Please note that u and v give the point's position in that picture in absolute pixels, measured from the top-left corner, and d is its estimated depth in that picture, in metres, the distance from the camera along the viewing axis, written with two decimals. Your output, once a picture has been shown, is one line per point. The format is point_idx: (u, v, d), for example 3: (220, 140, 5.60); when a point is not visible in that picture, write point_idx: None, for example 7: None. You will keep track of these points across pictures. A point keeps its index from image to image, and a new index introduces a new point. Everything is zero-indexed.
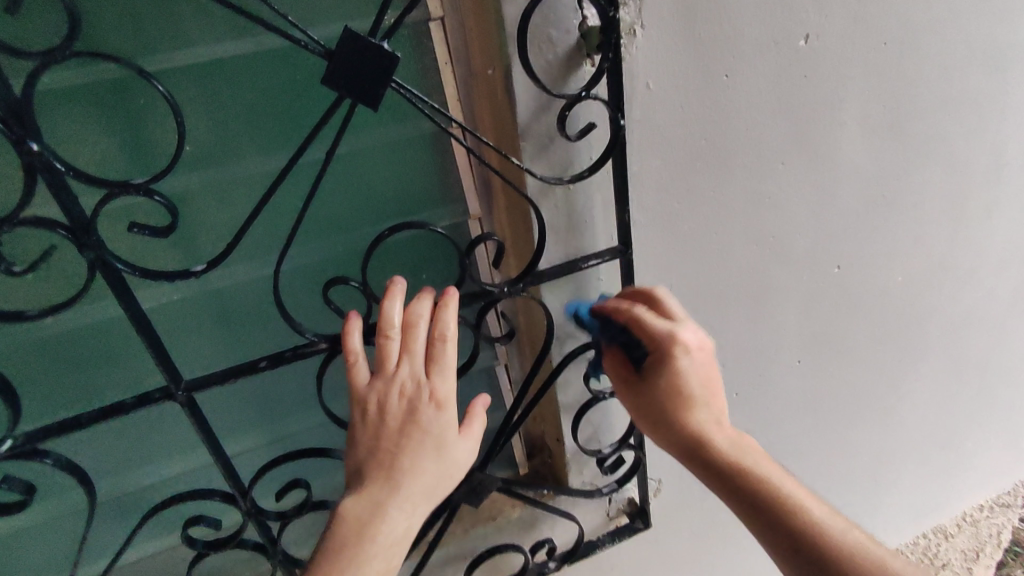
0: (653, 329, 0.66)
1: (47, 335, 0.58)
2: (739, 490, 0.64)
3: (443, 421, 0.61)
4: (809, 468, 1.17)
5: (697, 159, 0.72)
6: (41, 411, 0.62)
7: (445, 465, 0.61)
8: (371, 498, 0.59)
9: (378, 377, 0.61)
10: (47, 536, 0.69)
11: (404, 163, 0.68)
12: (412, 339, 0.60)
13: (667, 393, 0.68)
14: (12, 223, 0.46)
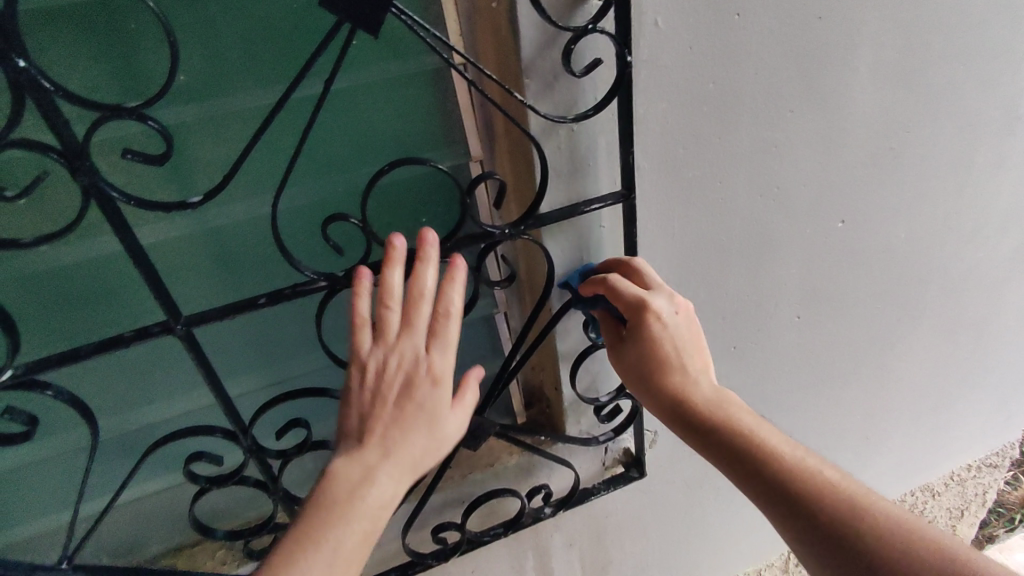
0: (628, 297, 0.68)
1: (43, 269, 0.57)
2: (721, 446, 0.65)
3: (438, 395, 0.59)
4: (805, 425, 1.18)
5: (704, 104, 0.70)
6: (40, 344, 0.62)
7: (437, 440, 0.60)
8: (360, 464, 0.57)
9: (378, 347, 0.59)
10: (50, 473, 0.69)
11: (405, 101, 0.66)
12: (415, 312, 0.58)
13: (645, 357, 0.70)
14: (2, 145, 0.45)
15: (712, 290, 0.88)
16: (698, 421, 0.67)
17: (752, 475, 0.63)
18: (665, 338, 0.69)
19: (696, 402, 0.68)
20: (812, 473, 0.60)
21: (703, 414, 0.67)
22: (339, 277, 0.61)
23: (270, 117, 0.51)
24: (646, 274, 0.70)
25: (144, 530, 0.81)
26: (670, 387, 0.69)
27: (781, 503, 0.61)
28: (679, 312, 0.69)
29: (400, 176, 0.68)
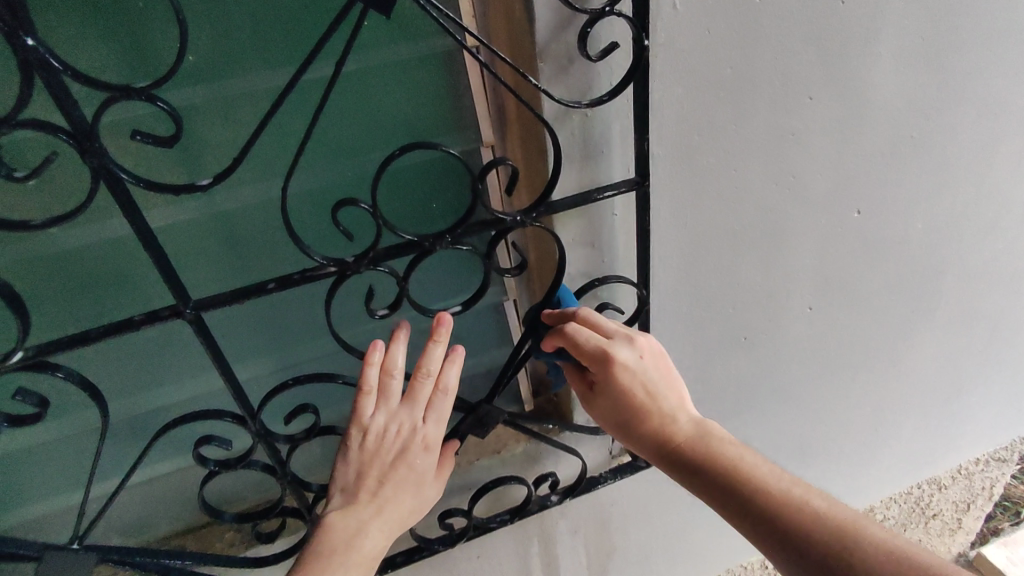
0: (587, 352, 0.69)
1: (55, 250, 0.57)
2: (708, 479, 0.68)
3: (427, 463, 0.69)
4: (813, 417, 1.17)
5: (721, 90, 0.69)
6: (51, 325, 0.62)
7: (418, 506, 0.70)
8: (357, 516, 0.66)
9: (379, 411, 0.66)
10: (60, 454, 0.70)
11: (415, 84, 0.65)
12: (416, 384, 0.66)
13: (625, 402, 0.73)
14: (11, 125, 0.44)
15: (724, 280, 0.87)
16: (682, 458, 0.71)
17: (740, 508, 0.65)
18: (634, 385, 0.72)
19: (678, 440, 0.71)
20: (793, 503, 0.62)
21: (686, 451, 0.70)
22: (348, 262, 0.60)
23: (280, 100, 0.50)
24: (603, 321, 0.71)
25: (154, 511, 0.82)
26: (650, 430, 0.73)
27: (769, 532, 0.63)
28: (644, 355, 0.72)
29: (409, 161, 0.67)
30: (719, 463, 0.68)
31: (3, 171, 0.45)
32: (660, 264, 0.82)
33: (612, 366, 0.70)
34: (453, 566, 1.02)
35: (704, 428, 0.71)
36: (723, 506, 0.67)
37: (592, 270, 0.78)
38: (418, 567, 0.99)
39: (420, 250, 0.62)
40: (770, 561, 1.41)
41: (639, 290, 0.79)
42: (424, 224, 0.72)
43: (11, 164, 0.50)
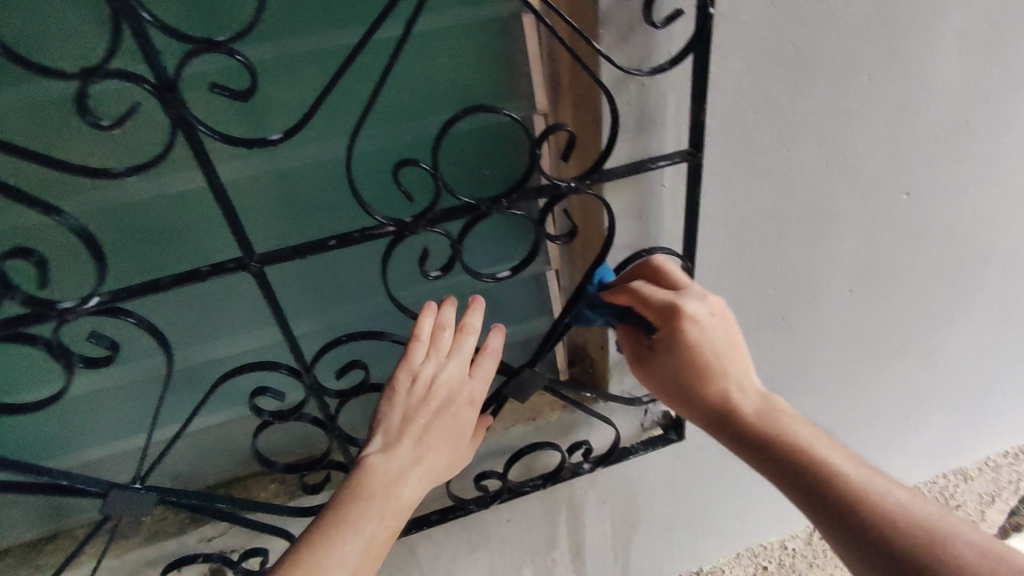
0: (658, 302, 0.70)
1: (133, 201, 0.60)
2: (779, 458, 0.67)
3: (469, 418, 0.71)
4: (843, 400, 1.17)
5: (780, 64, 0.68)
6: (122, 274, 0.65)
7: (453, 461, 0.71)
8: (397, 461, 0.65)
9: (431, 360, 0.68)
10: (123, 399, 0.73)
11: (476, 49, 0.66)
12: (465, 340, 0.69)
13: (685, 366, 0.72)
14: (99, 75, 0.45)
15: (767, 258, 0.87)
16: (744, 427, 0.70)
17: (806, 486, 0.64)
18: (704, 346, 0.70)
19: (744, 410, 0.71)
20: (857, 480, 0.63)
21: (752, 419, 0.70)
22: (407, 223, 0.61)
23: (351, 58, 0.51)
24: (679, 276, 0.72)
25: (205, 459, 0.85)
26: (715, 396, 0.72)
27: (829, 510, 0.63)
28: (717, 315, 0.70)
29: (466, 127, 0.68)
30: (786, 435, 0.68)
31: (91, 120, 0.47)
32: (705, 240, 0.82)
33: (684, 322, 0.69)
34: (484, 527, 1.05)
35: (772, 403, 0.71)
36: (789, 483, 0.66)
37: (637, 243, 0.79)
38: (450, 527, 1.02)
39: (476, 213, 0.63)
40: (791, 543, 1.42)
41: (684, 264, 0.79)
42: (476, 189, 0.74)
43: (99, 114, 0.54)
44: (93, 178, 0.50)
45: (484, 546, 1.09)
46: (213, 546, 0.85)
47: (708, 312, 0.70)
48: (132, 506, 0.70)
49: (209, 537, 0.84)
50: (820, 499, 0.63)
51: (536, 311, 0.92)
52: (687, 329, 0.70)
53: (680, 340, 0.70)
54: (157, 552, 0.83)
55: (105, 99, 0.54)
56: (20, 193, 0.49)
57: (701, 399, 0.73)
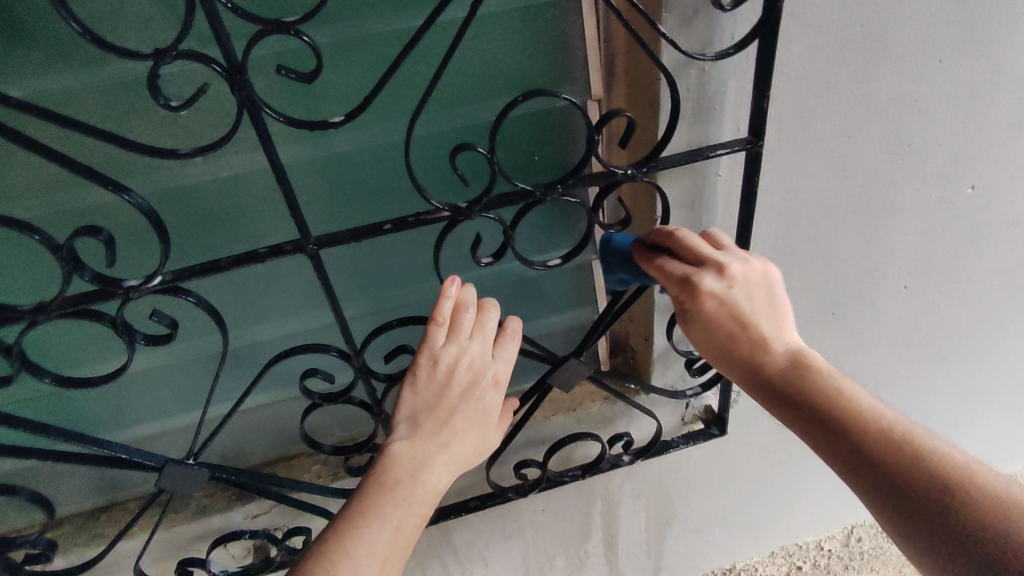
0: (673, 274, 0.64)
1: (201, 181, 0.63)
2: (818, 421, 0.56)
3: (495, 401, 0.67)
4: (891, 401, 1.13)
5: (847, 49, 0.66)
6: (187, 252, 0.68)
7: (482, 446, 0.67)
8: (424, 447, 0.62)
9: (452, 343, 0.64)
10: (179, 376, 0.75)
11: (534, 33, 0.65)
12: (487, 321, 0.66)
13: (710, 334, 0.64)
14: (171, 56, 0.46)
15: (820, 251, 0.85)
16: (776, 388, 0.59)
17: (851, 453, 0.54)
18: (726, 307, 0.63)
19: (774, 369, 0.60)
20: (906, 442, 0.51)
21: (784, 383, 0.59)
22: (462, 208, 0.61)
23: (416, 39, 0.51)
24: (694, 241, 0.65)
25: (252, 439, 0.87)
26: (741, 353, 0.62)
27: (881, 482, 0.51)
28: (737, 279, 0.63)
29: (520, 113, 0.68)
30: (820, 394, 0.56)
31: (162, 100, 0.48)
32: (758, 232, 0.80)
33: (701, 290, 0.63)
34: (520, 516, 1.05)
35: (808, 360, 0.60)
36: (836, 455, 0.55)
37: (688, 234, 0.77)
38: (487, 514, 1.02)
39: (532, 199, 0.63)
40: (827, 544, 1.39)
41: (736, 255, 0.77)
42: (528, 177, 0.73)
43: (167, 96, 0.56)
44: (161, 158, 0.51)
45: (518, 534, 1.09)
46: (257, 523, 0.87)
47: (728, 280, 0.63)
48: (184, 481, 0.72)
49: (254, 515, 0.86)
50: (870, 469, 0.52)
51: (581, 300, 0.91)
52: (705, 295, 0.63)
53: (697, 307, 0.64)
54: (205, 527, 0.85)
55: (173, 81, 0.55)
56: (93, 171, 0.50)
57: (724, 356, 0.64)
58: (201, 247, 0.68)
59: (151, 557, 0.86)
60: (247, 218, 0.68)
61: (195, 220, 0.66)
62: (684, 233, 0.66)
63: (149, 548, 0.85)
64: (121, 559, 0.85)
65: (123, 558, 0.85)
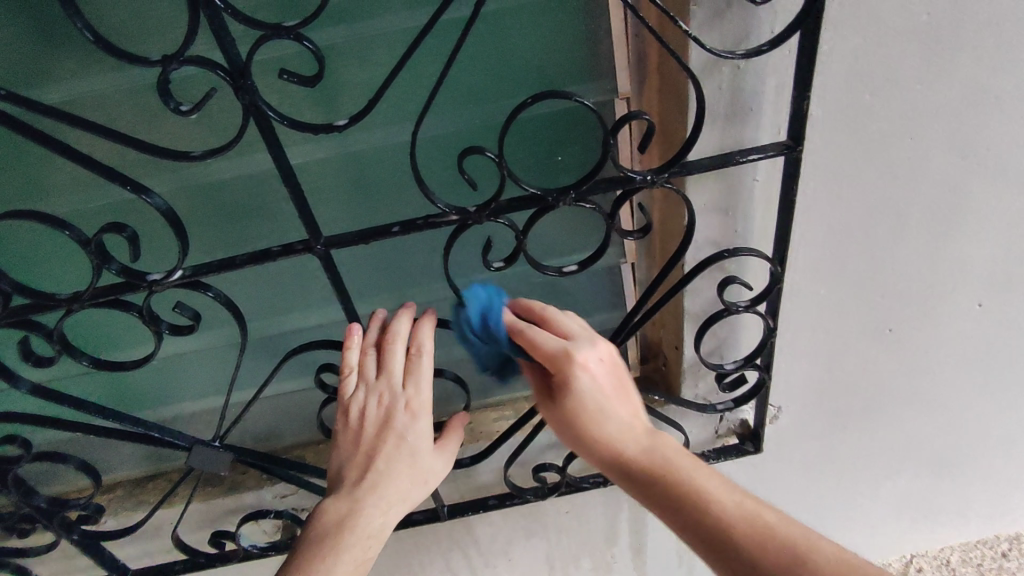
0: (547, 349, 0.63)
1: (220, 178, 0.65)
2: (669, 497, 0.62)
3: (418, 431, 0.68)
4: (964, 427, 1.01)
5: (908, 40, 0.60)
6: (210, 246, 0.71)
7: (420, 474, 0.70)
8: (350, 497, 0.68)
9: (361, 384, 0.69)
10: (207, 362, 0.80)
11: (554, 28, 0.63)
12: (389, 353, 0.67)
13: (574, 414, 0.66)
14: (178, 62, 0.48)
15: (873, 264, 0.77)
16: (644, 474, 0.64)
17: (700, 533, 0.59)
18: (590, 392, 0.65)
19: (630, 452, 0.65)
20: (746, 521, 0.58)
21: (642, 468, 0.64)
22: (469, 211, 0.60)
23: (419, 38, 0.50)
24: (564, 321, 0.66)
25: (281, 422, 0.91)
26: (604, 435, 0.66)
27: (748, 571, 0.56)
28: (603, 359, 0.65)
29: (540, 112, 0.65)
30: (672, 473, 0.62)
31: (172, 106, 0.50)
32: (800, 240, 0.74)
33: (578, 368, 0.64)
34: (544, 515, 1.04)
35: (661, 447, 0.64)
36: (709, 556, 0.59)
37: (720, 241, 0.73)
38: (509, 511, 1.02)
39: (543, 204, 0.60)
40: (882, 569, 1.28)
41: (772, 267, 0.71)
42: (550, 177, 0.71)
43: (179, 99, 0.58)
44: (175, 160, 0.53)
45: (542, 533, 1.08)
46: (286, 503, 0.91)
47: (597, 357, 0.65)
48: (210, 464, 0.75)
49: (283, 495, 0.90)
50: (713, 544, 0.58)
51: (609, 303, 0.88)
52: (579, 382, 0.64)
53: (570, 390, 0.65)
54: (237, 502, 0.90)
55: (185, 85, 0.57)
56: (118, 174, 0.53)
57: (587, 442, 0.67)
58: (223, 241, 0.71)
59: (189, 525, 0.92)
60: (266, 214, 0.69)
61: (217, 215, 0.69)
62: (548, 314, 0.67)
63: (187, 517, 0.91)
64: (162, 526, 0.91)
65: (165, 523, 0.91)
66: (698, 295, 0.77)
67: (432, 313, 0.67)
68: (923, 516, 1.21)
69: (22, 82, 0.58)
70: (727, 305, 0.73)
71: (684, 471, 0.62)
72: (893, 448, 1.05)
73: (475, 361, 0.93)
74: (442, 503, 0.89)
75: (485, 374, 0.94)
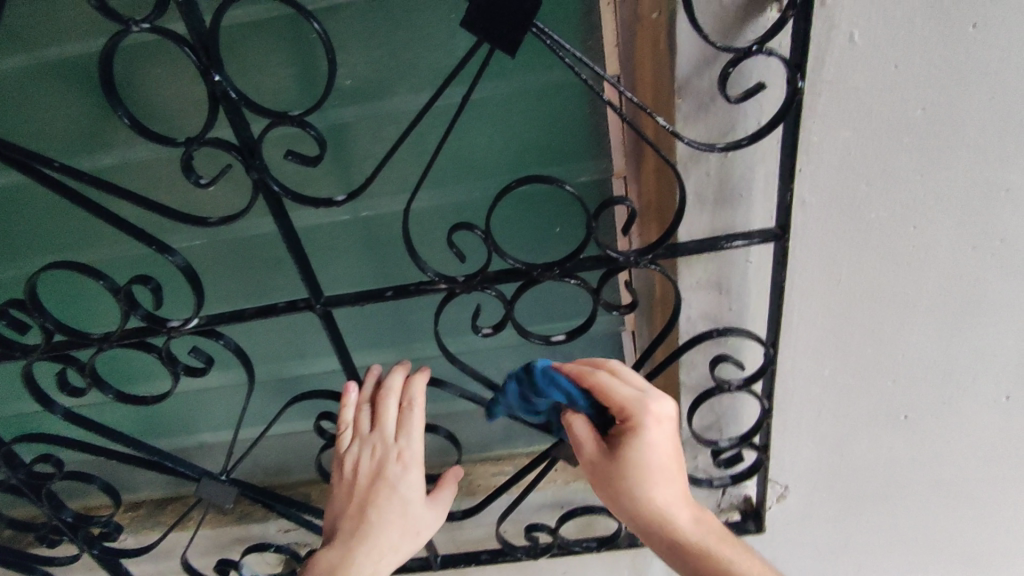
0: (620, 398, 0.65)
1: (240, 237, 0.72)
2: (710, 575, 0.64)
3: (410, 483, 0.71)
4: (996, 525, 0.93)
5: (902, 134, 0.60)
6: (232, 295, 0.78)
7: (412, 526, 0.72)
8: (342, 547, 0.71)
9: (355, 437, 0.72)
10: (225, 398, 0.86)
11: (551, 112, 0.66)
12: (384, 407, 0.71)
13: (629, 472, 0.66)
14: (199, 143, 0.54)
15: (881, 347, 0.75)
16: (688, 546, 0.66)
17: None
18: (655, 450, 0.65)
19: (678, 520, 0.67)
20: None
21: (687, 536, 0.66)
22: (458, 281, 0.63)
23: (413, 125, 0.55)
24: (636, 372, 0.68)
25: (290, 460, 0.96)
26: (652, 499, 0.66)
27: None
28: (671, 421, 0.67)
29: (531, 190, 0.68)
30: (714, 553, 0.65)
31: (193, 178, 0.57)
32: (799, 319, 0.73)
33: (654, 424, 0.65)
34: (541, 575, 1.03)
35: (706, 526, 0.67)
36: None
37: (716, 319, 0.73)
38: (505, 567, 1.02)
39: (528, 277, 0.63)
40: None
41: (765, 348, 0.70)
42: (544, 248, 0.74)
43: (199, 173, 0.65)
44: (193, 226, 0.59)
45: None
46: (288, 537, 0.94)
47: (667, 417, 0.66)
48: (219, 495, 0.80)
49: (285, 529, 0.94)
50: None
51: None
52: (649, 442, 0.65)
53: (634, 446, 0.65)
54: (244, 532, 0.95)
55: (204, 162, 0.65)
56: (142, 233, 0.60)
57: (634, 499, 0.67)
58: (242, 292, 0.77)
59: (198, 550, 0.97)
60: (280, 269, 0.75)
61: (238, 269, 0.75)
62: (621, 366, 0.68)
63: (197, 542, 0.96)
64: (174, 548, 0.97)
65: (177, 547, 0.97)
66: (693, 369, 0.77)
67: (425, 369, 0.70)
68: None
69: (76, 149, 0.66)
70: (720, 383, 0.73)
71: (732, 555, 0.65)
72: (916, 539, 0.98)
73: (475, 416, 0.95)
74: (436, 553, 0.90)
75: (487, 429, 0.96)
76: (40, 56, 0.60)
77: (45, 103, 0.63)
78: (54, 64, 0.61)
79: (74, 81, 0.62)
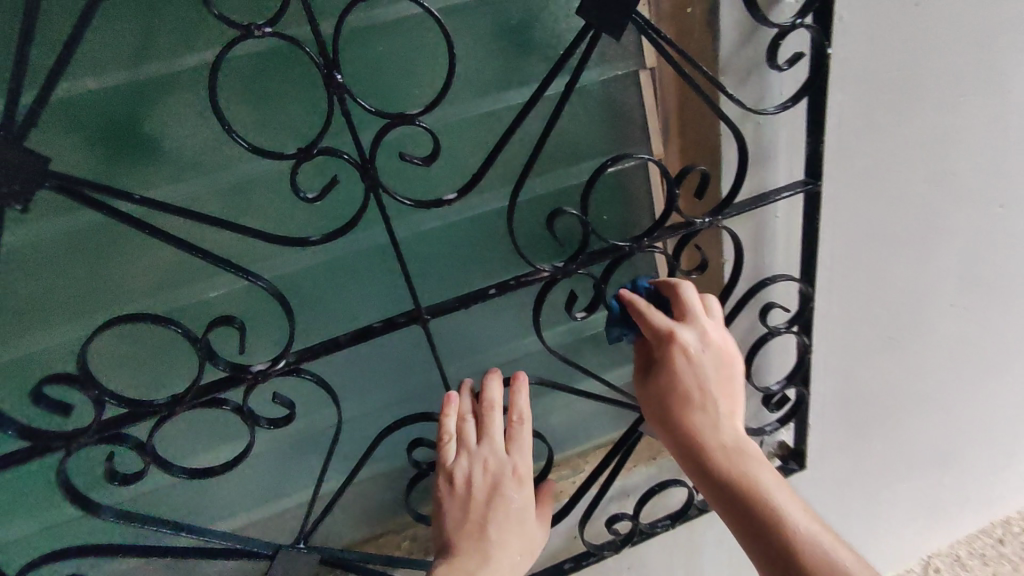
0: (653, 328, 0.69)
1: (308, 268, 0.69)
2: (726, 487, 0.68)
3: (522, 498, 0.69)
4: (958, 421, 1.10)
5: (884, 91, 0.70)
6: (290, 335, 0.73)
7: (527, 543, 0.70)
8: (462, 569, 0.65)
9: (463, 453, 0.69)
10: (274, 457, 0.79)
11: (594, 107, 0.74)
12: (491, 422, 0.69)
13: (665, 391, 0.72)
14: (312, 152, 0.52)
15: (876, 279, 0.85)
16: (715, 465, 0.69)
17: (747, 521, 0.66)
18: (686, 375, 0.70)
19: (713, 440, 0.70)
20: (793, 528, 0.64)
21: (717, 453, 0.69)
22: (559, 267, 0.65)
23: (519, 118, 0.57)
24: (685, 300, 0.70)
25: (342, 518, 0.88)
26: (687, 419, 0.71)
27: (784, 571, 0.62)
28: (708, 350, 0.69)
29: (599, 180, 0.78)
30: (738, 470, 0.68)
31: (301, 194, 0.54)
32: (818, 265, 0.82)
33: (678, 353, 0.69)
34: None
35: (740, 447, 0.69)
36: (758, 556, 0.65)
37: (753, 275, 0.82)
38: None
39: (623, 253, 0.67)
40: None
41: (803, 288, 0.80)
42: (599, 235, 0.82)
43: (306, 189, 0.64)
44: (293, 246, 0.56)
45: None
46: None
47: (702, 346, 0.69)
48: (296, 564, 0.72)
49: None
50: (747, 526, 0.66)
51: None
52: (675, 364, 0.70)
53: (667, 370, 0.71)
54: None
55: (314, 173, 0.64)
56: (229, 262, 0.54)
57: (670, 416, 0.72)
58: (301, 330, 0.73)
59: None
60: (343, 298, 0.73)
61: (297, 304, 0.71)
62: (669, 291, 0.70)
63: None
64: None
65: None
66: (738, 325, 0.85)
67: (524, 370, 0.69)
68: (934, 518, 1.27)
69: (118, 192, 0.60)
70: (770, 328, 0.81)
71: (758, 472, 0.68)
72: (903, 454, 1.12)
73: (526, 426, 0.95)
74: None
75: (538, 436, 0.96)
76: (93, 88, 0.55)
77: (86, 147, 0.57)
78: (108, 95, 0.56)
79: (129, 113, 0.57)
